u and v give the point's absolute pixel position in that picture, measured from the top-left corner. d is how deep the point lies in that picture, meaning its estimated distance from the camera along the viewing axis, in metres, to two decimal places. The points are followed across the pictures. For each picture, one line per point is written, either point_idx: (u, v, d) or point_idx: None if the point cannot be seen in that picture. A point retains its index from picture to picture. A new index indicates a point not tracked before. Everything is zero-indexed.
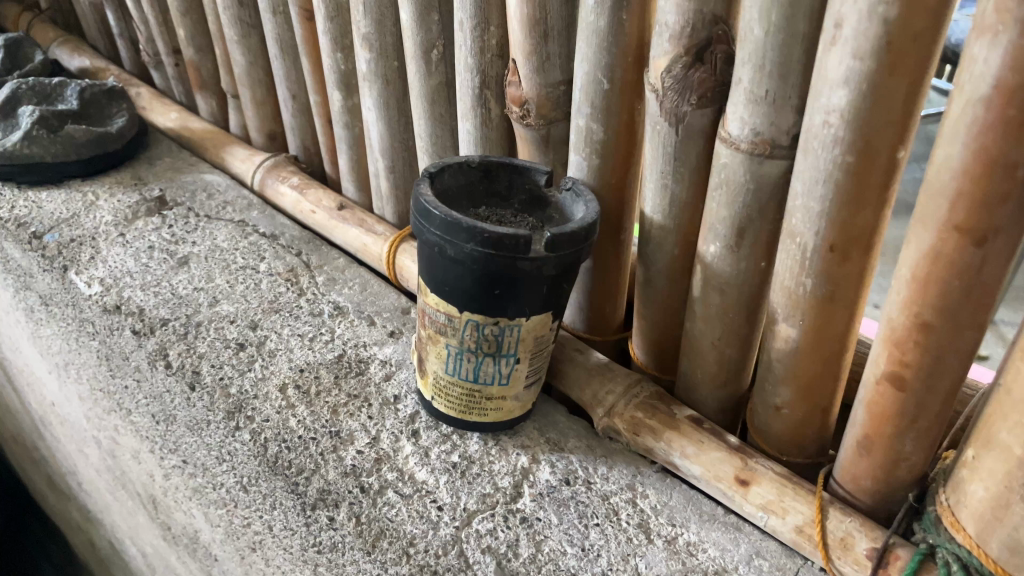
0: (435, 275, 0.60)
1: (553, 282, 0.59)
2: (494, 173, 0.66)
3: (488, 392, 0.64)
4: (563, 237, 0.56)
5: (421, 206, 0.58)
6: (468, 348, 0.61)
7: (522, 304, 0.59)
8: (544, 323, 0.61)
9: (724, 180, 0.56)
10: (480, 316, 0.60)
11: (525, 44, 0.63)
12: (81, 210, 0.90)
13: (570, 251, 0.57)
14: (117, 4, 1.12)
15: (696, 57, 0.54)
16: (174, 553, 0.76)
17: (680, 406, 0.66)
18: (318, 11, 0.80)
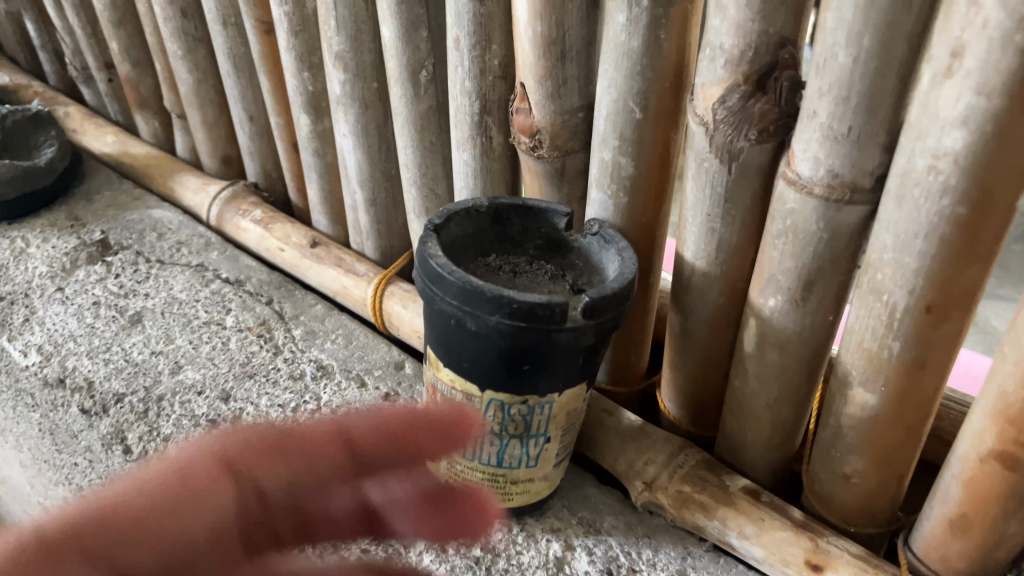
0: (450, 347, 0.50)
1: (589, 350, 0.50)
2: (505, 217, 0.57)
3: (515, 475, 0.55)
4: (603, 299, 0.47)
5: (431, 270, 0.48)
6: (491, 430, 0.52)
7: (555, 378, 0.50)
8: (579, 394, 0.52)
9: (791, 228, 0.48)
10: (507, 394, 0.50)
11: (537, 67, 0.54)
12: (10, 260, 0.78)
13: (611, 315, 0.48)
14: (38, 13, 0.99)
15: (757, 85, 0.45)
16: None
17: (731, 475, 0.58)
18: (279, 25, 0.69)
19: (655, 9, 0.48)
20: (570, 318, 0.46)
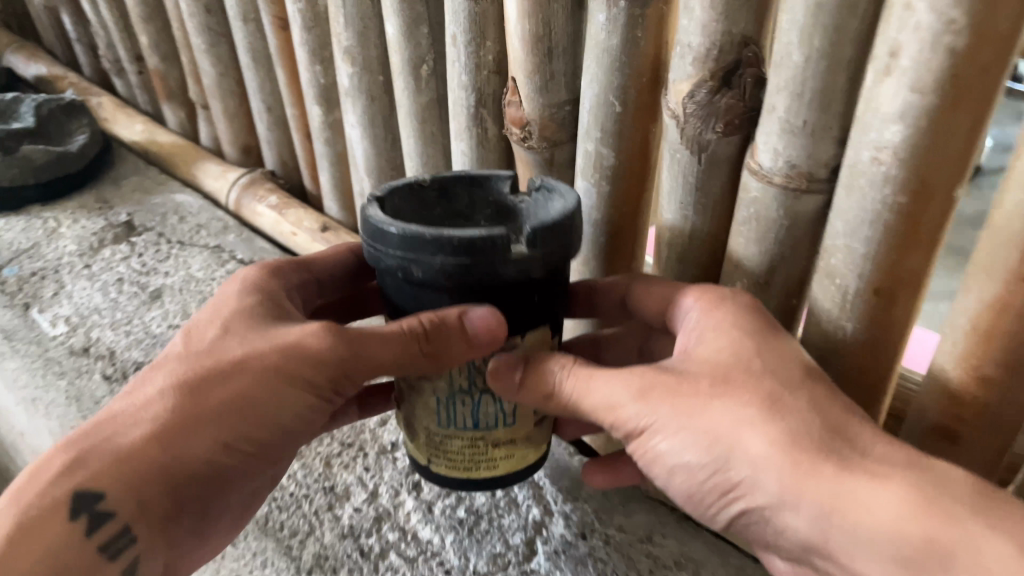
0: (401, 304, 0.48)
1: (540, 286, 0.47)
2: (451, 191, 0.52)
3: (498, 438, 0.52)
4: (545, 226, 0.43)
5: (371, 226, 0.45)
6: (460, 387, 0.50)
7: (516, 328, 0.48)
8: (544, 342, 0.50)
9: (753, 216, 0.51)
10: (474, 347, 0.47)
11: (527, 63, 0.58)
12: (42, 239, 0.84)
13: (560, 246, 0.45)
14: (73, 8, 1.05)
15: (723, 81, 0.49)
16: None
17: None
18: (294, 21, 0.73)
19: (632, 10, 0.51)
20: (513, 244, 0.43)
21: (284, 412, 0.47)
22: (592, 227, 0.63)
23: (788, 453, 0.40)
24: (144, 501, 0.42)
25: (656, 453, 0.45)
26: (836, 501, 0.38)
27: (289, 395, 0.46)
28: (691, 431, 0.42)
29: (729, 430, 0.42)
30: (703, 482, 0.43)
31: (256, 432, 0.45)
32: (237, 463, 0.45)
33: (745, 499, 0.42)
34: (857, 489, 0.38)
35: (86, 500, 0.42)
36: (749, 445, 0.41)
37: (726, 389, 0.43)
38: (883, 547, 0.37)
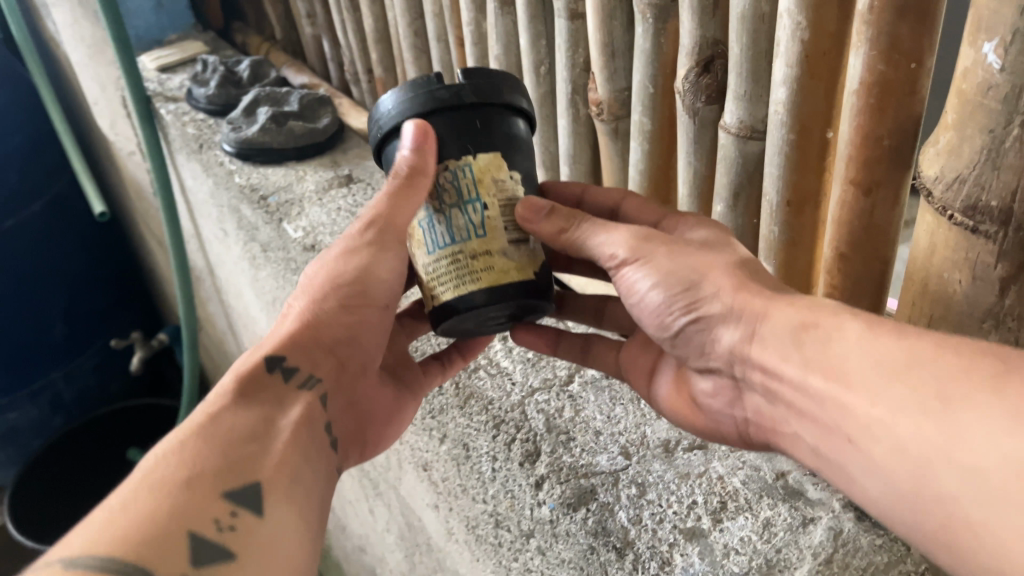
0: (400, 152, 0.69)
1: (481, 113, 0.67)
2: None
3: (471, 249, 0.66)
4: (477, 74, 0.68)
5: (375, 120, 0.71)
6: (436, 208, 0.67)
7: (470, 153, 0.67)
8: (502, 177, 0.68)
9: (724, 157, 0.79)
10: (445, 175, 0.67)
11: (600, 62, 0.89)
12: (295, 181, 1.25)
13: (485, 82, 0.67)
14: (332, 35, 1.49)
15: (704, 68, 0.77)
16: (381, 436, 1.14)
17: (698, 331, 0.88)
18: (468, 40, 1.09)
19: (657, 24, 0.81)
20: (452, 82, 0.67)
21: (367, 274, 0.73)
22: (641, 175, 0.92)
23: (734, 285, 0.64)
24: (312, 351, 0.72)
25: (632, 280, 0.68)
26: (758, 309, 0.62)
27: (363, 256, 0.72)
28: (684, 259, 0.67)
29: (703, 271, 0.66)
30: (668, 300, 0.67)
31: (357, 290, 0.73)
32: (364, 314, 0.74)
33: (702, 308, 0.65)
34: (768, 305, 0.62)
35: (273, 361, 0.70)
36: (711, 278, 0.65)
37: (680, 250, 0.68)
38: (788, 339, 0.59)
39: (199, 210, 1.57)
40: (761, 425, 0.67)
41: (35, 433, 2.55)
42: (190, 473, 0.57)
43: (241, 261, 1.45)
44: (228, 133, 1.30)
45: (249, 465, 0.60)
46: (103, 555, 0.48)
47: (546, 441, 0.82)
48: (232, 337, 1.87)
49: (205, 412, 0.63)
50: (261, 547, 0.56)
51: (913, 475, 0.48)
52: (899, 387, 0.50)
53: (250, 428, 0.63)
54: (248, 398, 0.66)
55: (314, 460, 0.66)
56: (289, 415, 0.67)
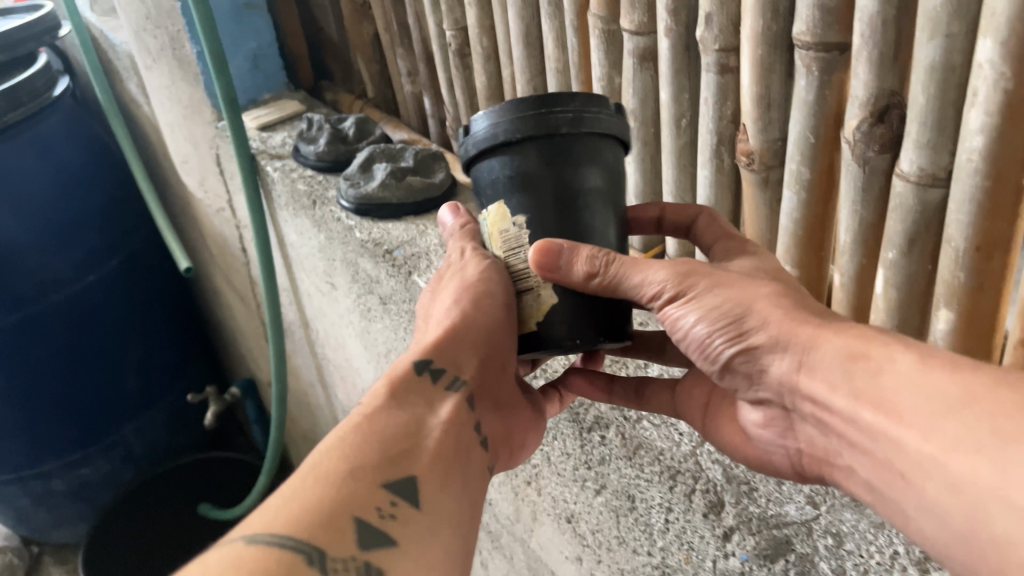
0: (484, 174, 0.80)
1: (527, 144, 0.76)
2: None
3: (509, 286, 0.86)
4: (540, 102, 0.75)
5: None
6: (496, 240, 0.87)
7: (527, 193, 0.78)
8: (561, 206, 0.78)
9: (899, 204, 0.79)
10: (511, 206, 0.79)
11: (754, 114, 0.91)
12: (417, 235, 1.27)
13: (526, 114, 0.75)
14: (434, 92, 1.53)
15: (878, 118, 0.78)
16: (518, 488, 1.14)
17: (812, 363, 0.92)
18: (597, 95, 1.12)
19: (822, 77, 0.82)
20: (515, 114, 0.75)
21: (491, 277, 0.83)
22: (796, 223, 0.92)
23: (781, 317, 0.69)
24: (460, 352, 0.82)
25: (670, 316, 0.74)
26: (807, 339, 0.67)
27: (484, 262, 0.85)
28: (728, 290, 0.72)
29: (746, 305, 0.70)
30: (712, 334, 0.72)
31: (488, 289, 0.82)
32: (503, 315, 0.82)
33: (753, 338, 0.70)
34: (816, 335, 0.66)
35: (421, 364, 0.81)
36: (756, 310, 0.70)
37: (724, 282, 0.72)
38: (837, 369, 0.64)
39: (302, 263, 1.59)
40: (814, 455, 0.72)
41: (107, 490, 2.52)
42: (349, 465, 0.67)
43: (350, 314, 1.46)
44: (347, 188, 1.33)
45: (405, 460, 0.69)
46: (281, 536, 0.58)
47: (728, 492, 0.81)
48: (322, 389, 1.89)
49: (363, 413, 0.74)
50: (418, 533, 0.65)
51: (971, 518, 0.54)
52: (957, 423, 0.55)
53: (399, 432, 0.72)
54: (402, 401, 0.76)
55: (465, 459, 0.75)
56: (439, 414, 0.77)
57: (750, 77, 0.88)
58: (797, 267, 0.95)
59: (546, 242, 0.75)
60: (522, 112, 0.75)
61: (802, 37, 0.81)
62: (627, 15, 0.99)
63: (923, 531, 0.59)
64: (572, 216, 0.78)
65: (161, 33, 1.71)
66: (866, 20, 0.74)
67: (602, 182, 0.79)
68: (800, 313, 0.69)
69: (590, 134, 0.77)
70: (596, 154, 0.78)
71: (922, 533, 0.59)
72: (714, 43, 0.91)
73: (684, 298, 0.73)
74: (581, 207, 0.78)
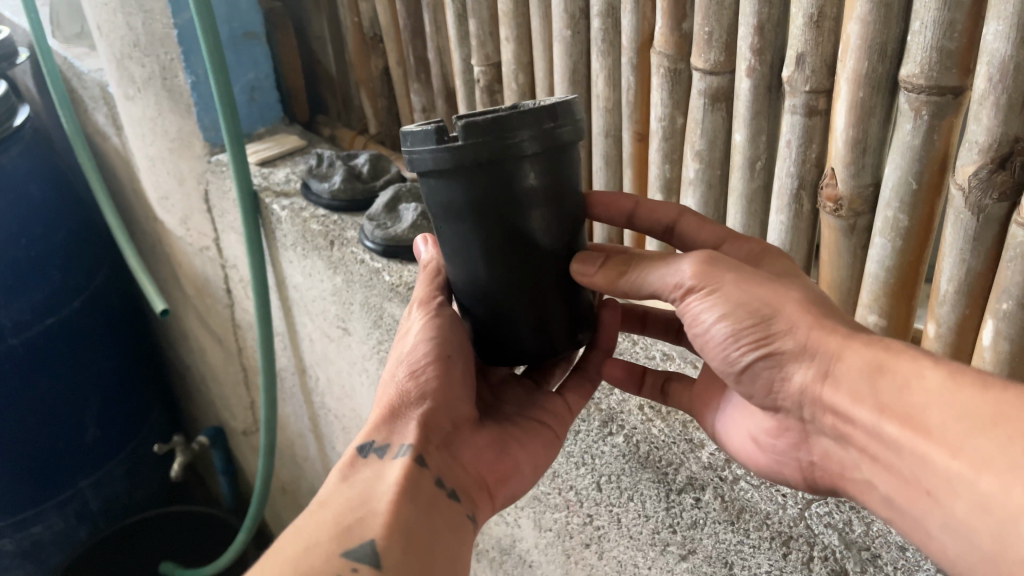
0: (428, 189, 0.72)
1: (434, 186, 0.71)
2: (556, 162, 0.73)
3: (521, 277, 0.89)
4: (489, 125, 0.65)
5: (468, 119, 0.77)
6: None
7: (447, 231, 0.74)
8: (514, 232, 0.72)
9: (1019, 254, 0.76)
10: (457, 228, 0.73)
11: (847, 157, 0.87)
12: None
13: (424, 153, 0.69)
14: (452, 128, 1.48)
15: (999, 165, 0.75)
16: (565, 550, 1.04)
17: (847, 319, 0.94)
18: (656, 136, 1.07)
19: (932, 121, 0.79)
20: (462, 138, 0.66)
21: (444, 338, 0.81)
22: (887, 272, 0.89)
23: (809, 322, 0.66)
24: (405, 421, 0.78)
25: (691, 311, 0.72)
26: (833, 349, 0.65)
27: (433, 319, 0.82)
28: (758, 285, 0.69)
29: (776, 304, 0.68)
30: (735, 334, 0.69)
31: (433, 345, 0.80)
32: (446, 371, 0.80)
33: (784, 339, 0.67)
34: (844, 345, 0.64)
35: (365, 447, 0.78)
36: (783, 313, 0.67)
37: (749, 278, 0.70)
38: (864, 380, 0.63)
39: (306, 307, 1.51)
40: (828, 470, 0.71)
41: (60, 551, 2.31)
42: (306, 546, 0.66)
43: (365, 361, 1.37)
44: (373, 230, 1.26)
45: (358, 528, 0.68)
46: None
47: (850, 560, 0.75)
48: (314, 439, 1.78)
49: (317, 500, 0.72)
50: None
51: (1000, 539, 0.53)
52: (993, 440, 0.54)
53: (353, 505, 0.70)
54: (352, 478, 0.74)
55: (429, 514, 0.72)
56: (388, 478, 0.73)
57: (846, 120, 0.85)
58: (884, 316, 0.92)
59: (585, 253, 0.76)
60: (466, 136, 0.66)
61: (914, 79, 0.78)
62: (701, 53, 0.96)
63: (946, 550, 0.58)
64: (526, 240, 0.73)
65: (150, 61, 1.59)
66: (995, 63, 0.71)
67: (554, 192, 0.72)
68: (828, 319, 0.67)
69: (546, 149, 0.69)
70: (551, 170, 0.70)
71: (944, 552, 0.58)
72: (804, 84, 0.88)
73: (709, 292, 0.70)
74: (536, 228, 0.73)
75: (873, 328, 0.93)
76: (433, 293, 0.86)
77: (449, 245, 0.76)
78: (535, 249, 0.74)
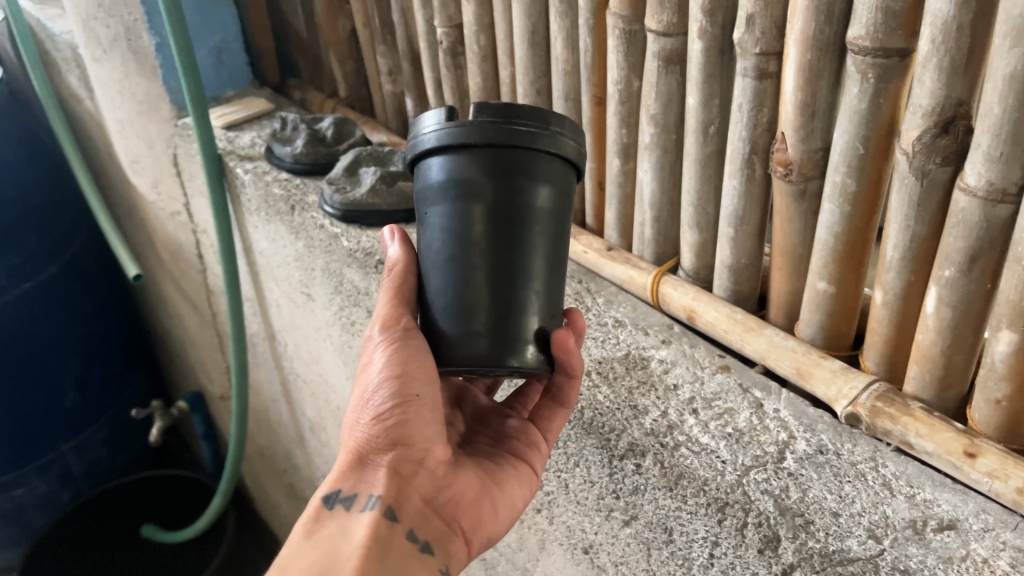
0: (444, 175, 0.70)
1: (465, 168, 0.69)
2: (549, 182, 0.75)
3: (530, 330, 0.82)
4: (502, 110, 0.68)
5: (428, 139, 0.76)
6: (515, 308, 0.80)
7: (460, 227, 0.70)
8: (497, 227, 0.70)
9: (962, 220, 0.75)
10: (446, 221, 0.71)
11: (796, 122, 0.86)
12: None
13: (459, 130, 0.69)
14: (418, 92, 1.46)
15: (942, 129, 0.74)
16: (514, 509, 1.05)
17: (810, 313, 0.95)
18: (612, 99, 1.06)
19: (878, 84, 0.78)
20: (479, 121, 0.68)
21: (409, 372, 0.72)
22: (835, 238, 0.88)
23: None
24: (373, 468, 0.74)
25: None
26: None
27: (395, 350, 0.72)
28: None
29: None
30: None
31: (399, 385, 0.72)
32: (412, 411, 0.73)
33: None
34: None
35: (330, 497, 0.74)
36: None
37: None
38: None
39: (272, 272, 1.50)
40: None
41: (43, 513, 2.32)
42: None
43: (328, 328, 1.37)
44: (332, 194, 1.25)
45: None
46: None
47: (783, 526, 0.75)
48: (286, 405, 1.78)
49: (277, 565, 0.69)
50: None
51: None
52: None
53: (314, 569, 0.67)
54: (316, 537, 0.71)
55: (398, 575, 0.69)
56: (354, 539, 0.70)
57: (795, 83, 0.83)
58: (833, 284, 0.91)
59: None
60: (491, 113, 0.68)
61: (860, 41, 0.76)
62: (654, 14, 0.94)
63: None
64: (507, 240, 0.70)
65: (115, 22, 1.57)
66: (938, 25, 0.70)
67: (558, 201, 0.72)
68: None
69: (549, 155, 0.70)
70: (544, 177, 0.70)
71: None
72: (753, 46, 0.86)
73: None
74: (519, 232, 0.70)
75: (822, 296, 0.92)
76: (397, 313, 0.75)
77: (431, 241, 0.73)
78: (513, 253, 0.70)
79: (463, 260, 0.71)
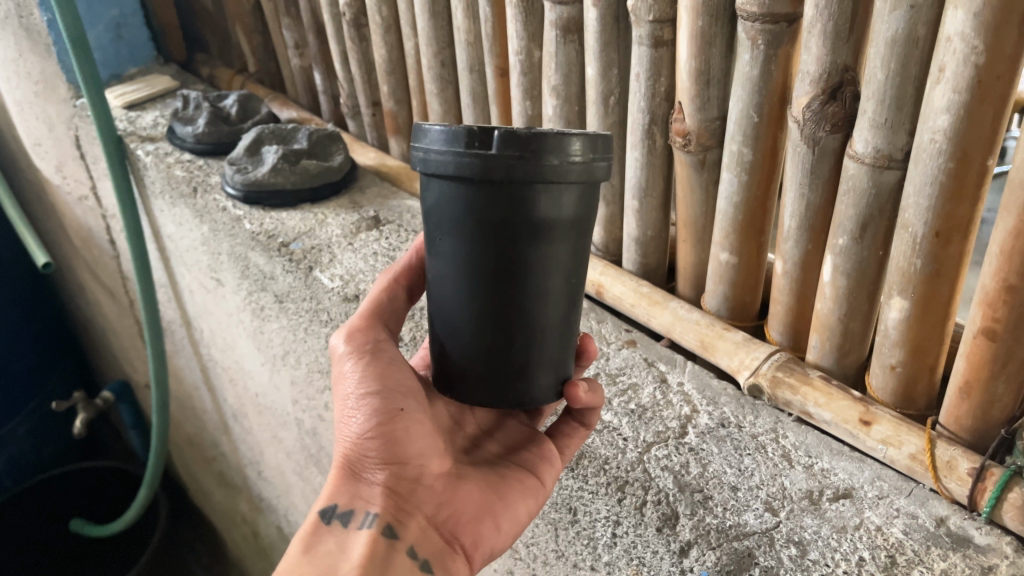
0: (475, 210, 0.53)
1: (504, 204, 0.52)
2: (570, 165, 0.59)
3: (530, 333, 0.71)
4: (529, 139, 0.50)
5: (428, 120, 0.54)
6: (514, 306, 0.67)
7: (486, 267, 0.56)
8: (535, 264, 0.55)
9: (852, 187, 0.74)
10: (470, 260, 0.55)
11: (692, 90, 0.84)
12: (316, 225, 1.19)
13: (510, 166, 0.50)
14: (326, 68, 1.42)
15: (830, 96, 0.72)
16: None
17: (715, 283, 0.94)
18: (515, 70, 1.03)
19: (768, 51, 0.76)
20: (537, 159, 0.50)
21: (385, 388, 0.65)
22: (735, 208, 0.87)
23: None
24: (369, 483, 0.66)
25: None
26: None
27: (368, 363, 0.66)
28: None
29: None
30: None
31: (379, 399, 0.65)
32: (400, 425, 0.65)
33: None
34: None
35: (328, 512, 0.65)
36: None
37: None
38: None
39: (181, 257, 1.44)
40: None
41: None
42: None
43: (239, 313, 1.32)
44: (232, 174, 1.21)
45: None
46: None
47: (681, 502, 0.75)
48: (208, 392, 1.73)
49: None
50: None
51: None
52: None
53: None
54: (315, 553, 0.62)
55: None
56: (353, 556, 0.61)
57: (688, 51, 0.81)
58: (735, 254, 0.90)
59: None
60: (553, 149, 0.50)
61: (747, 7, 0.74)
62: None
63: None
64: (537, 276, 0.56)
65: None
66: None
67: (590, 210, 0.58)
68: None
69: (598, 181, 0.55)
70: (586, 205, 0.55)
71: None
72: (647, 14, 0.83)
73: None
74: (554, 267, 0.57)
75: (725, 266, 0.92)
76: (366, 325, 0.69)
77: (440, 272, 0.58)
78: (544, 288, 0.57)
79: (486, 300, 0.57)
